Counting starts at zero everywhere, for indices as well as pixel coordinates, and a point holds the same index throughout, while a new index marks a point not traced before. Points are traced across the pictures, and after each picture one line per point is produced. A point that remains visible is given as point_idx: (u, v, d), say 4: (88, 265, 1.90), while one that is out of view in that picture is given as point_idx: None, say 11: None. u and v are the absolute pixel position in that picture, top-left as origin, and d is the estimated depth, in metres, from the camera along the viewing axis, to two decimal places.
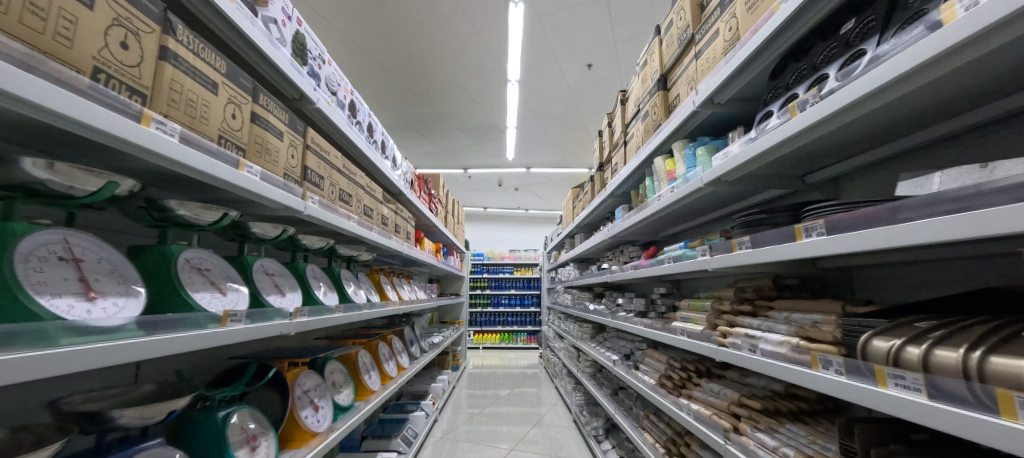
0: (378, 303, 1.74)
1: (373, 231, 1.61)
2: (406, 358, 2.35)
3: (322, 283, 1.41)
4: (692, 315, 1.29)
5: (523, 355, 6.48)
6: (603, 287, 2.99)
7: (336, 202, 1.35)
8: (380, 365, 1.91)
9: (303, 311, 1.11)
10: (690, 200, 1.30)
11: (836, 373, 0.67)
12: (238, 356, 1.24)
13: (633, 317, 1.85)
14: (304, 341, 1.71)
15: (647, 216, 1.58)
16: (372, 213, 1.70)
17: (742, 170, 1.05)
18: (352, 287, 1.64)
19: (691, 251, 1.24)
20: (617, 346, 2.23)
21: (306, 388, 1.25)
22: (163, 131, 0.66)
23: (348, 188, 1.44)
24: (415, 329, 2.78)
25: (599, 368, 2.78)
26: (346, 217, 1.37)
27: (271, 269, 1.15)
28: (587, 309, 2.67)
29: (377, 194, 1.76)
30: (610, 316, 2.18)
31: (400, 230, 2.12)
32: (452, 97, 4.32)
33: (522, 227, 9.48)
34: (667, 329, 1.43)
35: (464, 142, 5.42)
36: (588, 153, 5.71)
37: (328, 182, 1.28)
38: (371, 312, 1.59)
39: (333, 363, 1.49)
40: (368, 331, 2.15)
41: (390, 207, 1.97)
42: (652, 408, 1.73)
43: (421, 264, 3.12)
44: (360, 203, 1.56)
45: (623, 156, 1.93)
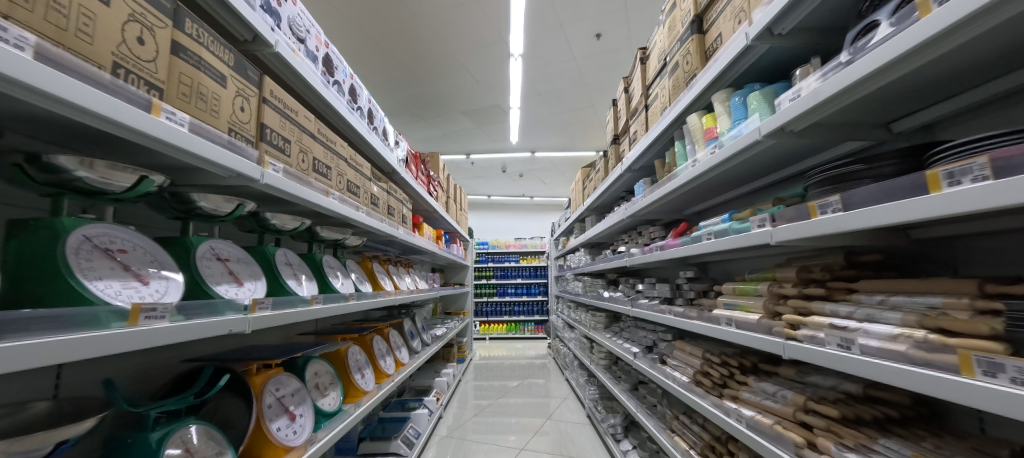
0: (369, 293, 1.54)
1: (359, 211, 1.41)
2: (406, 352, 2.16)
3: (298, 271, 1.17)
4: (739, 301, 1.06)
5: (530, 346, 6.34)
6: (617, 274, 2.77)
7: (308, 174, 1.13)
8: (375, 361, 1.73)
9: (265, 304, 0.89)
10: (738, 161, 1.06)
11: (1010, 383, 0.44)
12: (197, 359, 1.04)
13: (658, 305, 1.64)
14: (286, 337, 1.51)
15: (676, 187, 1.34)
16: (358, 189, 1.48)
17: (814, 116, 0.82)
18: (339, 275, 1.42)
19: (743, 223, 1.00)
20: (636, 336, 2.02)
21: (278, 395, 1.05)
22: (5, 41, 0.42)
23: (323, 158, 1.23)
24: (416, 321, 2.59)
25: (614, 360, 2.59)
26: (322, 193, 1.15)
27: (224, 255, 0.92)
28: (601, 296, 2.45)
29: (364, 169, 1.54)
30: (628, 304, 1.96)
31: (395, 212, 1.91)
32: (452, 76, 4.06)
33: (527, 216, 9.25)
34: (704, 318, 1.21)
35: (466, 126, 5.16)
36: (595, 134, 5.43)
37: (295, 148, 1.06)
38: (359, 303, 1.39)
39: (316, 362, 1.30)
40: (361, 324, 1.95)
41: (382, 186, 1.75)
42: (681, 408, 1.52)
43: (421, 252, 2.91)
44: (341, 177, 1.35)
45: (644, 123, 1.69)
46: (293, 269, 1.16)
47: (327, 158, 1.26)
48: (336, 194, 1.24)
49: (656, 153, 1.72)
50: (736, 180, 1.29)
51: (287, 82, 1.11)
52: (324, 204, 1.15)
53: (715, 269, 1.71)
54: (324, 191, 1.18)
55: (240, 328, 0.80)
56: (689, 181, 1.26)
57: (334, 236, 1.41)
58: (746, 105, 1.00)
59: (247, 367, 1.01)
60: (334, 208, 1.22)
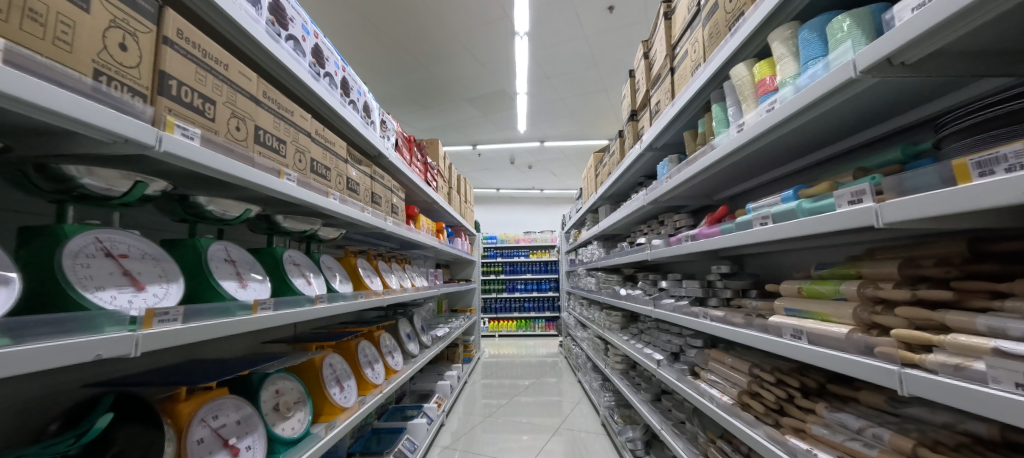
0: (347, 294, 1.32)
1: (326, 196, 1.18)
2: (400, 357, 1.95)
3: (244, 269, 0.95)
4: (808, 306, 0.79)
5: (541, 343, 6.11)
6: (634, 269, 2.51)
7: (249, 147, 0.91)
8: (359, 370, 1.51)
9: (176, 314, 0.67)
10: (808, 118, 0.78)
11: None
12: (109, 381, 0.83)
13: (686, 307, 1.38)
14: (250, 345, 1.30)
15: (713, 161, 1.07)
16: (327, 172, 1.25)
17: (936, 42, 0.54)
18: (308, 273, 1.19)
19: (817, 201, 0.73)
20: (659, 341, 1.76)
21: (214, 426, 0.83)
22: None
23: (273, 130, 1.00)
24: (414, 322, 2.38)
25: (632, 365, 2.33)
26: (268, 171, 0.93)
27: (121, 249, 0.68)
28: (617, 294, 2.19)
29: (337, 148, 1.31)
30: (649, 304, 1.70)
31: (382, 201, 1.68)
32: (453, 60, 3.82)
33: (537, 209, 8.99)
34: (754, 326, 0.94)
35: (471, 114, 4.92)
36: (608, 120, 5.12)
37: (227, 113, 0.84)
38: (332, 307, 1.17)
39: (277, 377, 1.08)
40: (345, 327, 1.74)
41: (364, 170, 1.52)
42: (717, 429, 1.26)
43: (421, 247, 2.69)
44: (302, 155, 1.12)
45: (669, 90, 1.41)
46: (236, 267, 0.94)
47: (280, 131, 1.03)
48: (293, 175, 1.02)
49: (684, 125, 1.44)
50: (791, 146, 1.01)
51: (221, 33, 0.89)
52: (271, 184, 0.92)
53: (755, 263, 1.44)
54: (275, 170, 0.96)
55: (122, 351, 0.57)
56: (733, 151, 0.99)
57: (300, 227, 1.19)
58: (825, 37, 0.72)
59: (173, 392, 0.80)
60: (288, 190, 0.99)
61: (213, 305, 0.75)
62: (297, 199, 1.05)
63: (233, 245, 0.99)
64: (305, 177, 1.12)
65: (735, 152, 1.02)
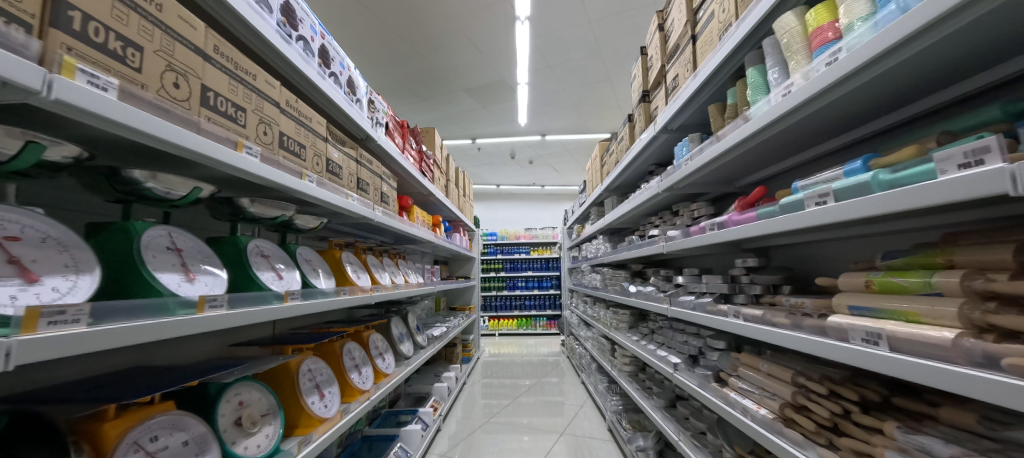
0: (327, 291, 1.16)
1: (297, 178, 1.02)
2: (392, 359, 1.79)
3: (189, 262, 0.76)
4: (883, 303, 0.62)
5: (543, 342, 5.98)
6: (643, 265, 2.36)
7: (194, 111, 0.75)
8: (343, 374, 1.36)
9: (77, 314, 0.51)
10: (885, 66, 0.62)
11: None
12: (17, 397, 0.67)
13: (709, 305, 1.23)
14: (217, 348, 1.15)
15: (748, 133, 0.91)
16: (301, 150, 1.09)
17: None
18: (279, 266, 1.03)
19: (899, 172, 0.57)
20: (674, 341, 1.61)
21: (151, 450, 0.67)
22: None
23: (229, 95, 0.84)
24: (409, 321, 2.23)
25: (641, 367, 2.18)
26: (219, 141, 0.78)
27: (10, 231, 0.52)
28: (626, 291, 2.04)
29: (313, 124, 1.15)
30: (664, 301, 1.55)
31: (370, 189, 1.53)
32: (452, 47, 3.65)
33: (538, 205, 8.84)
34: (804, 328, 0.79)
35: (471, 106, 4.76)
36: (611, 112, 4.96)
37: (160, 64, 0.67)
38: (306, 306, 1.01)
39: (242, 387, 0.94)
40: (330, 326, 1.58)
41: (348, 152, 1.36)
42: (746, 443, 1.11)
43: (416, 242, 2.54)
44: (267, 127, 0.96)
45: (690, 61, 1.25)
46: (183, 258, 0.76)
47: (239, 97, 0.88)
48: (254, 147, 0.86)
49: (706, 100, 1.28)
50: (843, 113, 0.86)
51: None
52: (223, 156, 0.76)
53: (786, 255, 1.29)
54: (230, 140, 0.80)
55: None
56: (776, 119, 0.83)
57: (270, 213, 1.02)
58: None
59: (98, 410, 0.64)
60: (246, 165, 0.83)
61: (143, 301, 0.60)
62: (259, 178, 0.89)
63: (181, 232, 0.80)
64: (273, 153, 0.96)
65: (778, 121, 0.86)
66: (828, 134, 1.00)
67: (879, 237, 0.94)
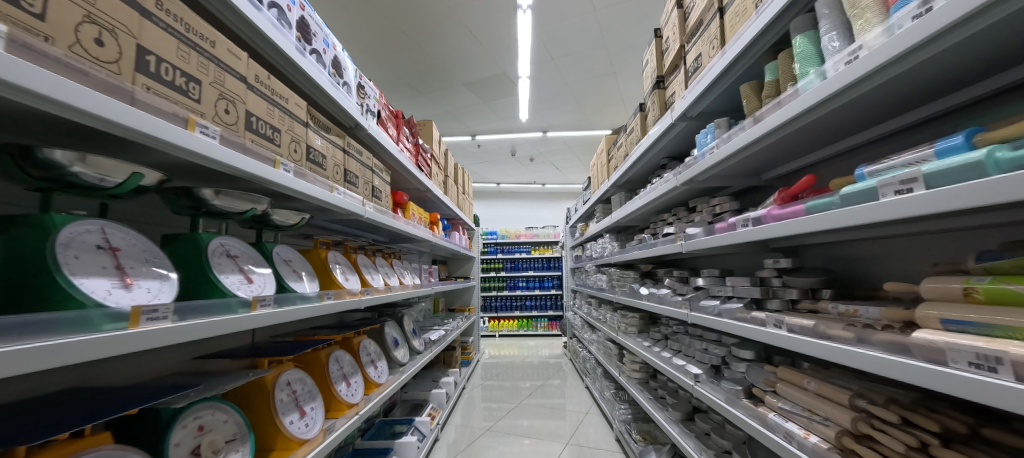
0: (308, 295, 1.03)
1: (268, 166, 0.87)
2: (385, 367, 1.66)
3: (125, 263, 0.63)
4: (996, 317, 0.49)
5: (544, 343, 5.85)
6: (653, 265, 2.23)
7: (129, 79, 0.60)
8: (329, 387, 1.23)
9: None
10: (1008, 14, 0.48)
11: None
12: None
13: (737, 310, 1.09)
14: (182, 361, 1.01)
15: (799, 110, 0.77)
16: (274, 135, 0.95)
17: None
18: (248, 267, 0.89)
19: None
20: (691, 349, 1.47)
21: None
22: None
23: (179, 64, 0.69)
24: (405, 325, 2.09)
25: (652, 374, 2.04)
26: (163, 116, 0.63)
27: None
28: (637, 294, 1.91)
29: (291, 106, 1.00)
30: (681, 306, 1.40)
31: (359, 182, 1.38)
32: (451, 39, 3.51)
33: (538, 203, 8.71)
34: (873, 344, 0.65)
35: (471, 101, 4.62)
36: (614, 108, 4.83)
37: (77, 14, 0.53)
38: (280, 314, 0.87)
39: (203, 408, 0.79)
40: (316, 332, 1.45)
41: (333, 140, 1.22)
42: None
43: (412, 240, 2.40)
44: (230, 106, 0.81)
45: (717, 37, 1.11)
46: (118, 258, 0.62)
47: (194, 68, 0.73)
48: (210, 127, 0.72)
49: (735, 81, 1.13)
50: (915, 86, 0.72)
51: None
52: (167, 135, 0.62)
53: (823, 255, 1.15)
54: (178, 116, 0.66)
55: None
56: (840, 91, 0.68)
57: (240, 207, 0.88)
58: None
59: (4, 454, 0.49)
60: (200, 147, 0.69)
61: (60, 314, 0.46)
62: (219, 164, 0.75)
63: (122, 227, 0.67)
64: (237, 137, 0.82)
65: (839, 95, 0.72)
66: (885, 115, 0.86)
67: (949, 234, 0.80)
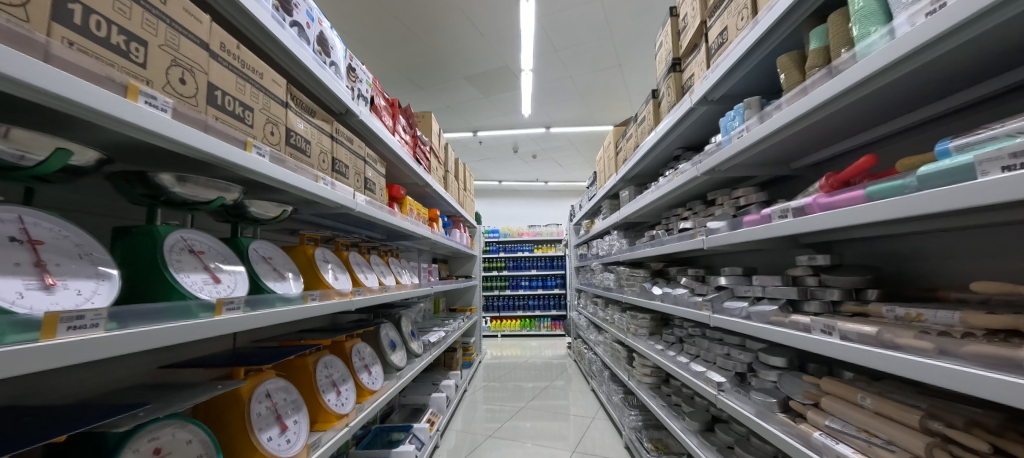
0: (290, 296, 0.92)
1: (237, 148, 0.76)
2: (380, 372, 1.54)
3: (50, 258, 0.51)
4: None
5: (547, 344, 5.74)
6: (664, 263, 2.11)
7: (45, 31, 0.48)
8: (315, 397, 1.11)
9: None
10: None
11: None
12: None
13: (770, 312, 0.98)
14: (147, 370, 0.90)
15: (868, 74, 0.64)
16: (245, 114, 0.82)
17: None
18: (215, 264, 0.77)
19: None
20: (711, 353, 1.35)
21: None
22: None
23: (119, 18, 0.56)
24: (403, 326, 1.98)
25: (665, 379, 1.92)
26: (93, 80, 0.51)
27: None
28: (649, 293, 1.79)
29: (268, 82, 0.88)
30: (702, 308, 1.28)
31: (349, 172, 1.26)
32: (452, 30, 3.39)
33: (541, 202, 8.60)
34: (961, 356, 0.53)
35: (472, 96, 4.50)
36: (619, 103, 4.71)
37: None
38: (252, 318, 0.76)
39: (161, 428, 0.66)
40: (303, 335, 1.34)
41: (317, 124, 1.10)
42: None
43: (411, 238, 2.30)
44: (187, 75, 0.68)
45: (747, 6, 0.99)
46: (39, 253, 0.50)
47: (139, 26, 0.60)
48: (158, 97, 0.60)
49: (770, 55, 1.01)
50: (1011, 44, 0.59)
51: None
52: (97, 103, 0.50)
53: (865, 251, 1.03)
54: (114, 82, 0.54)
55: None
56: (922, 47, 0.56)
57: (205, 196, 0.77)
58: None
59: None
60: (144, 120, 0.57)
61: None
62: (171, 142, 0.63)
63: (47, 216, 0.55)
64: (197, 112, 0.69)
65: (918, 55, 0.59)
66: (955, 87, 0.73)
67: None
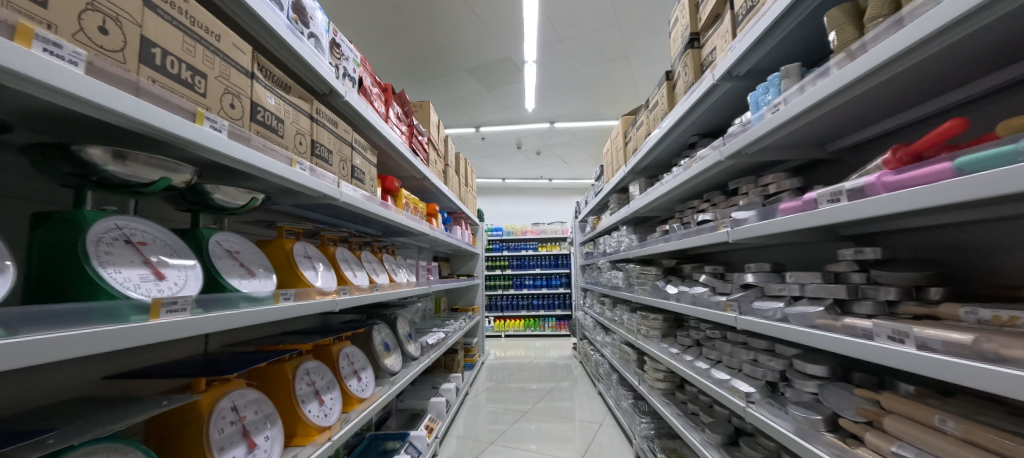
0: (256, 297, 0.80)
1: (182, 119, 0.62)
2: (371, 377, 1.42)
3: None
4: None
5: (551, 344, 5.61)
6: (677, 260, 1.97)
7: None
8: (293, 408, 1.00)
9: None
10: None
11: None
12: None
13: (811, 314, 0.84)
14: (89, 381, 0.77)
15: (965, 13, 0.50)
16: (196, 80, 0.66)
17: None
18: (158, 257, 0.65)
19: None
20: (735, 358, 1.21)
21: None
22: None
23: None
24: (398, 328, 1.86)
25: (679, 385, 1.78)
26: None
27: None
28: (663, 293, 1.65)
29: (228, 46, 0.73)
30: (725, 308, 1.14)
31: (333, 158, 1.12)
32: (452, 20, 3.27)
33: (545, 200, 8.46)
34: None
35: (474, 89, 4.38)
36: (626, 96, 4.56)
37: None
38: (197, 324, 0.64)
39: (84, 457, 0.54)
40: (285, 338, 1.22)
41: (293, 101, 0.94)
42: None
43: (408, 234, 2.18)
44: (114, 25, 0.53)
45: None
46: None
47: None
48: (66, 47, 0.46)
49: (810, 15, 0.87)
50: None
51: None
52: None
53: (921, 244, 0.89)
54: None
55: None
56: None
57: (147, 176, 0.65)
58: None
59: None
60: (45, 74, 0.43)
61: None
62: (88, 105, 0.49)
63: None
64: (127, 73, 0.55)
65: None
66: None
67: None
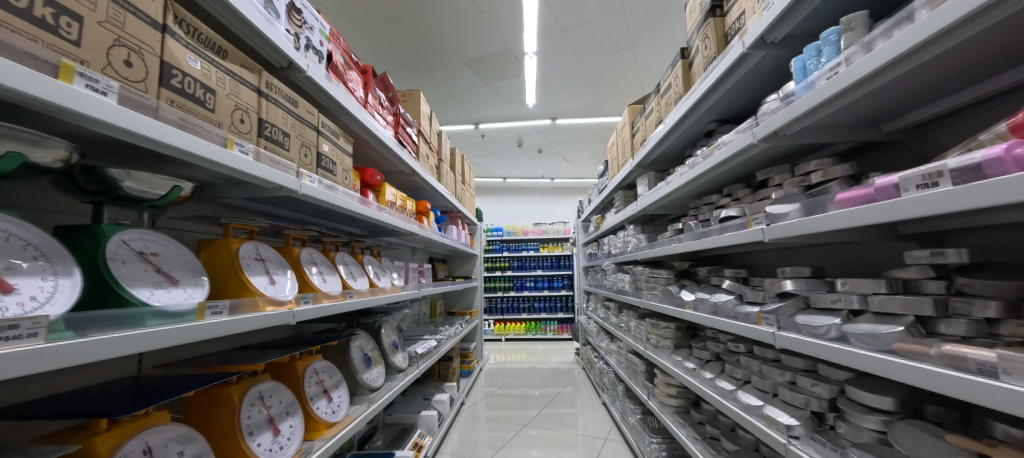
0: (173, 312, 0.62)
1: (31, 68, 0.44)
2: (345, 396, 1.25)
3: None
4: None
5: (553, 349, 5.41)
6: (691, 263, 1.78)
7: None
8: (235, 444, 0.82)
9: None
10: None
11: None
12: None
13: (885, 334, 0.65)
14: None
15: None
16: (64, 22, 0.49)
17: None
18: (10, 263, 0.47)
19: None
20: (767, 380, 1.02)
21: None
22: None
23: None
24: (383, 337, 1.69)
25: (694, 402, 1.60)
26: None
27: None
28: (676, 299, 1.46)
29: None
30: (758, 322, 0.96)
31: (290, 142, 0.95)
32: (448, 8, 3.10)
33: (547, 199, 8.27)
34: None
35: (472, 83, 4.21)
36: (630, 90, 4.38)
37: None
38: (76, 348, 0.47)
39: None
40: (237, 355, 1.04)
41: (230, 69, 0.77)
42: None
43: (396, 234, 2.00)
44: None
45: None
46: None
47: None
48: None
49: None
50: None
51: None
52: None
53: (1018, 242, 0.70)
54: None
55: None
56: None
57: None
58: None
59: None
60: None
61: None
62: None
63: None
64: None
65: None
66: None
67: None
